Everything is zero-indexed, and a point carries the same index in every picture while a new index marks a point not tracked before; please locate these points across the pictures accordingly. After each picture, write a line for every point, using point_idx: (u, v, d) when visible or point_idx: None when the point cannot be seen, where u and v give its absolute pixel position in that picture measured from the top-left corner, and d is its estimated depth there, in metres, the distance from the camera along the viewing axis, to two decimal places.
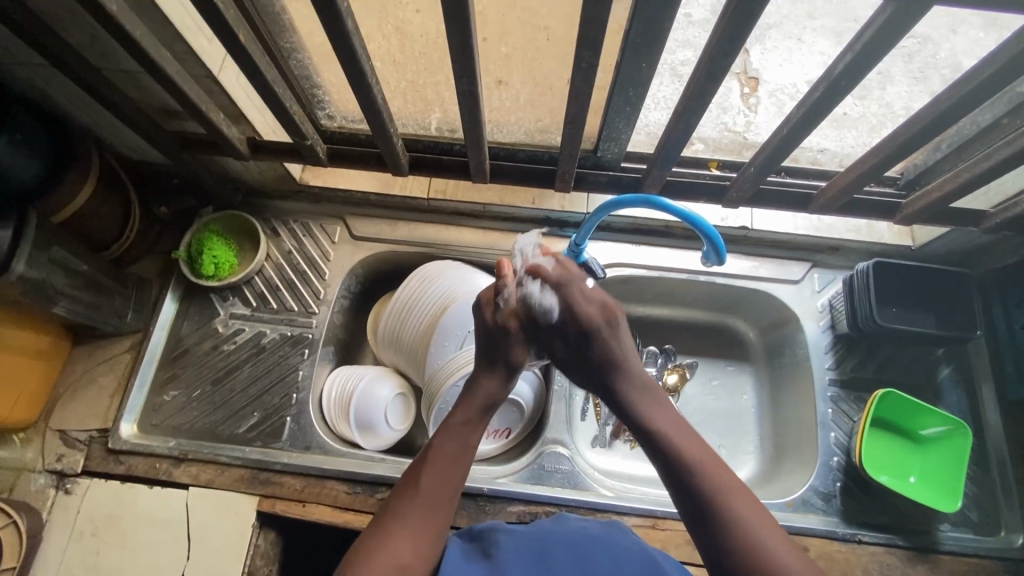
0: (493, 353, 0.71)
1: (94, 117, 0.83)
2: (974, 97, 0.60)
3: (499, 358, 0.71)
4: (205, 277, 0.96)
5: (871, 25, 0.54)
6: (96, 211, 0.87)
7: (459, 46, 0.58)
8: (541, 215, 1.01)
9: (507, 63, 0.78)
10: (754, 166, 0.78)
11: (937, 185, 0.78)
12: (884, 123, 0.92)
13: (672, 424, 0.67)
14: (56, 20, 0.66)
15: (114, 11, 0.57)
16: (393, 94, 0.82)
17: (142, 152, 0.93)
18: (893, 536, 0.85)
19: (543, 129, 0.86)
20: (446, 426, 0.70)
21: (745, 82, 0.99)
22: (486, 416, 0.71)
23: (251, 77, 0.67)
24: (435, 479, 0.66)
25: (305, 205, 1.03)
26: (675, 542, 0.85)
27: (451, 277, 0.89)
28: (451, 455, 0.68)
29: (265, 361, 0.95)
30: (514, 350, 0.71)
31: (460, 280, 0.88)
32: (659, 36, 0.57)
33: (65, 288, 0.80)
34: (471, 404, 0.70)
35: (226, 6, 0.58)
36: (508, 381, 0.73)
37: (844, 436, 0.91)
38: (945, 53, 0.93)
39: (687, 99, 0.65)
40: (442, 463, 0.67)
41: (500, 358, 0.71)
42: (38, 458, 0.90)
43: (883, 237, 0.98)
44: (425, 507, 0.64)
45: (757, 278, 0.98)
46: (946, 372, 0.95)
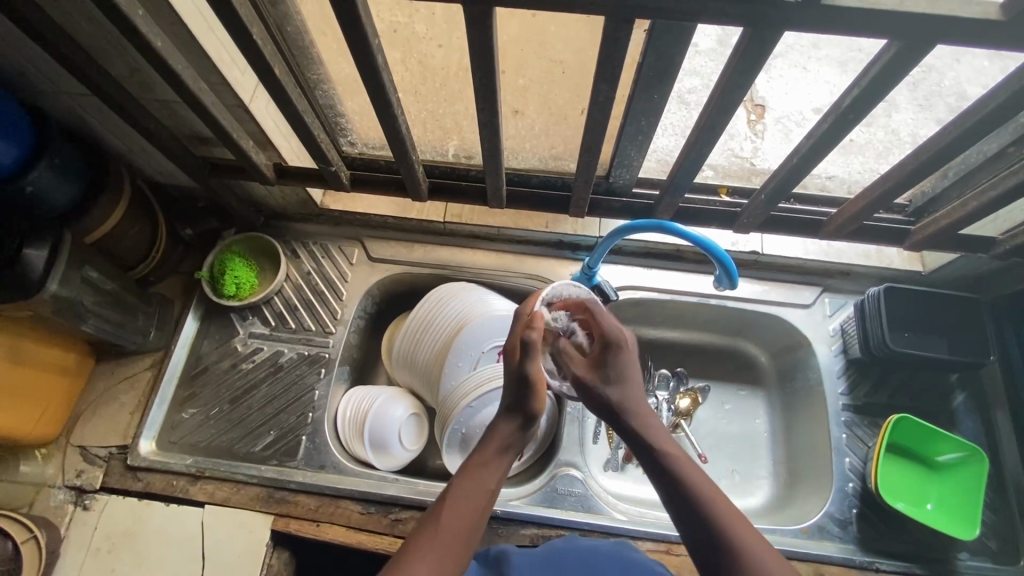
0: (518, 398, 0.65)
1: (128, 143, 0.86)
2: (978, 129, 0.62)
3: (520, 405, 0.65)
4: (226, 297, 0.98)
5: (875, 63, 0.56)
6: (125, 232, 0.90)
7: (482, 79, 0.61)
8: (554, 238, 1.03)
9: (523, 95, 0.82)
10: (765, 194, 0.80)
11: (946, 213, 0.80)
12: (891, 149, 0.95)
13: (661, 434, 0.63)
14: (100, 53, 0.69)
15: (158, 47, 0.61)
16: (414, 122, 0.86)
17: (170, 176, 0.97)
18: (911, 565, 0.84)
19: (557, 156, 0.89)
20: (485, 452, 0.63)
21: (752, 109, 1.01)
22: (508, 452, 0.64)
23: (282, 108, 0.70)
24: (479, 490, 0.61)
25: (324, 229, 1.06)
26: (689, 568, 0.84)
27: (464, 301, 0.90)
28: (486, 488, 0.61)
29: (283, 380, 0.97)
30: (535, 402, 0.65)
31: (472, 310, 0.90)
32: (671, 70, 0.59)
33: (93, 307, 0.83)
34: (487, 441, 0.64)
35: (263, 43, 0.62)
36: (525, 426, 0.65)
37: (859, 462, 0.91)
38: (949, 82, 0.96)
39: (699, 130, 0.67)
40: (477, 494, 0.60)
41: (521, 405, 0.65)
42: (58, 473, 0.91)
43: (892, 262, 0.99)
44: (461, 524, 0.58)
45: (768, 302, 0.99)
46: (960, 398, 0.95)
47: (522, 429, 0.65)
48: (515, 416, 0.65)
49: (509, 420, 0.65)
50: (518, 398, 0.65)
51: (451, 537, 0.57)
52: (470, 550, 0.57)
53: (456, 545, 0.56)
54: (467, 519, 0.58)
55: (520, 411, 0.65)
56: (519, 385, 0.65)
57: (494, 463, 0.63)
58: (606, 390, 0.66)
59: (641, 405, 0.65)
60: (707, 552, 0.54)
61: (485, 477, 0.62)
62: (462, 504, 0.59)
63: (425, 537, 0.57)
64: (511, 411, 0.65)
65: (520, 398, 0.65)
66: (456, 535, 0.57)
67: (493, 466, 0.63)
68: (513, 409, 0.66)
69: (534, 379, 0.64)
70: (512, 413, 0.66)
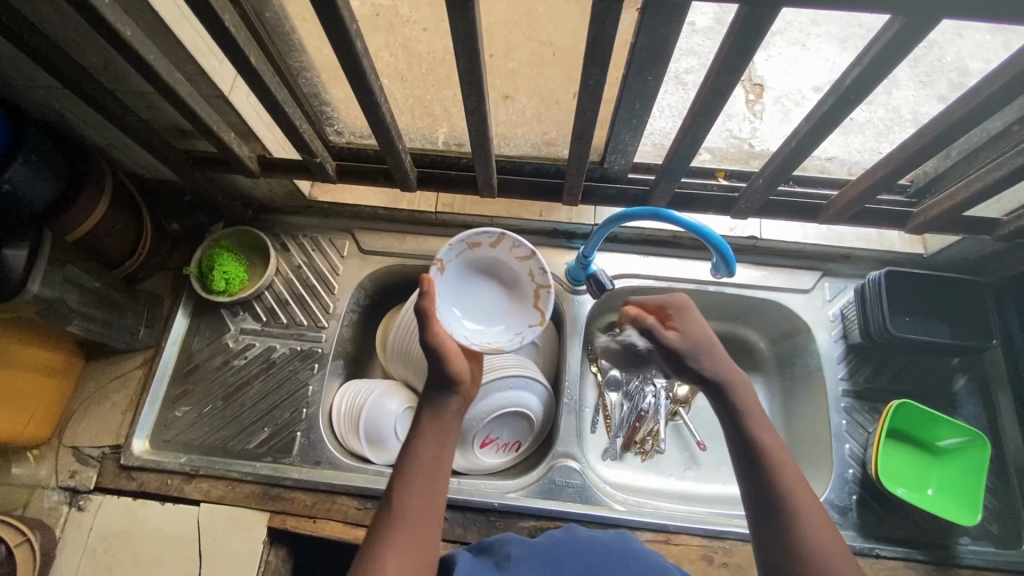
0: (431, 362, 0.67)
1: (107, 137, 0.84)
2: (985, 108, 0.60)
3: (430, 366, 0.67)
4: (215, 293, 0.96)
5: (878, 40, 0.54)
6: (109, 229, 0.88)
7: (467, 65, 0.59)
8: (548, 227, 1.01)
9: (513, 79, 0.79)
10: (763, 177, 0.78)
11: (950, 194, 0.77)
12: (891, 128, 0.93)
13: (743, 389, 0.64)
14: (70, 43, 0.67)
15: (128, 36, 0.58)
16: (400, 110, 0.83)
17: (154, 170, 0.95)
18: (912, 551, 0.84)
19: (550, 142, 0.85)
20: (421, 428, 0.64)
21: (749, 89, 0.99)
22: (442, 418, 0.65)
23: (262, 98, 0.68)
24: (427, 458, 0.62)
25: (314, 220, 1.04)
26: (689, 558, 0.84)
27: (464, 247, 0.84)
28: (436, 456, 0.62)
29: (276, 376, 0.95)
30: (449, 366, 0.67)
31: (481, 270, 0.88)
32: (666, 50, 0.56)
33: (78, 306, 0.81)
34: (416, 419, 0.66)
35: (237, 30, 0.59)
36: (444, 390, 0.67)
37: (859, 448, 0.90)
38: (951, 57, 0.93)
39: (694, 113, 0.65)
40: (424, 466, 0.61)
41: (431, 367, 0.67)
42: (51, 474, 0.90)
43: (894, 245, 0.97)
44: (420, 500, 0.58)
45: (768, 288, 0.97)
46: (962, 381, 0.94)
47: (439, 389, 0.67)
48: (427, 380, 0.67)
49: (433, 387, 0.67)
50: (432, 363, 0.67)
51: (415, 519, 0.57)
52: (432, 523, 0.58)
53: (418, 522, 0.57)
54: (422, 491, 0.59)
55: (437, 378, 0.67)
56: (428, 356, 0.67)
57: (434, 432, 0.64)
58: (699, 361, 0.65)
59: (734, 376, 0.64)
60: (761, 499, 0.57)
61: (428, 448, 0.62)
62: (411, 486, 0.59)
63: (386, 529, 0.56)
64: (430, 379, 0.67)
65: (434, 366, 0.67)
66: (413, 514, 0.57)
67: (427, 438, 0.63)
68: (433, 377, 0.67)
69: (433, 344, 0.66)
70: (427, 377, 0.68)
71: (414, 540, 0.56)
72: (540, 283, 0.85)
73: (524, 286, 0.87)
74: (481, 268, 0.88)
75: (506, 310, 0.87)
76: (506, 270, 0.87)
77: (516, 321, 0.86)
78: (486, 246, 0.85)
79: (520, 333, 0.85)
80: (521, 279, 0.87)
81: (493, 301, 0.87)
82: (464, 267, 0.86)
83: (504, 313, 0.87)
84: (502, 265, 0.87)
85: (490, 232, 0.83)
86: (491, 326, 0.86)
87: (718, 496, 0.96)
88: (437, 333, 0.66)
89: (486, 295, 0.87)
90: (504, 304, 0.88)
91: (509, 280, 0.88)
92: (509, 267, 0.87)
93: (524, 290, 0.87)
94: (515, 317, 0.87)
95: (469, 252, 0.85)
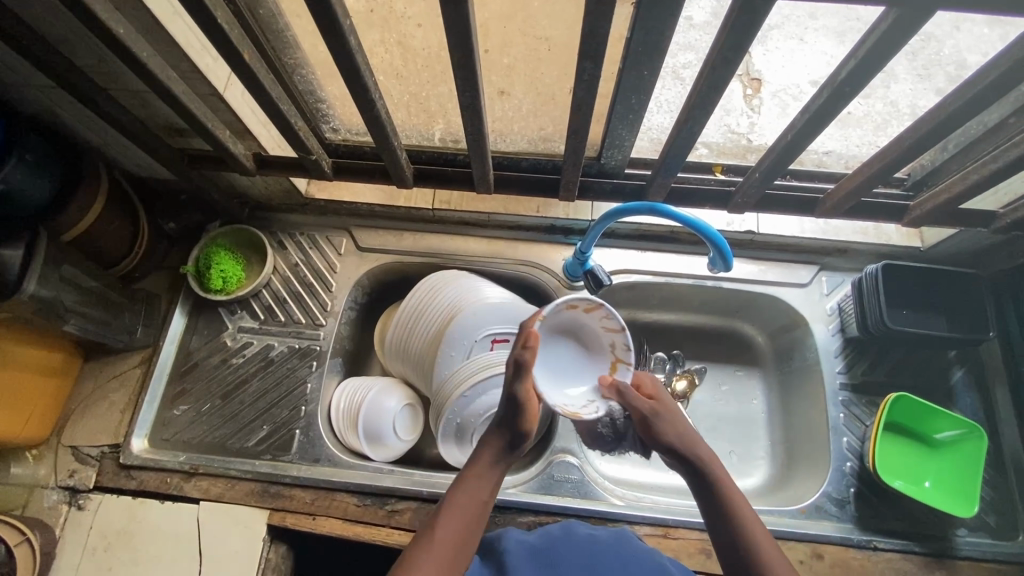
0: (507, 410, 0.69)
1: (102, 136, 0.84)
2: (981, 100, 0.59)
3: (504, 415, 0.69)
4: (213, 291, 0.96)
5: (872, 32, 0.54)
6: (105, 228, 0.88)
7: (461, 60, 0.58)
8: (545, 223, 1.01)
9: (508, 74, 0.79)
10: (759, 171, 0.78)
11: (947, 187, 0.77)
12: (889, 121, 0.92)
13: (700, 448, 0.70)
14: (63, 41, 0.66)
15: (120, 34, 0.58)
16: (396, 106, 0.83)
17: (150, 169, 0.94)
18: (909, 543, 0.84)
19: (546, 138, 0.86)
20: (479, 465, 0.67)
21: (748, 83, 0.99)
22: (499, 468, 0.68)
23: (256, 94, 0.68)
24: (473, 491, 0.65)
25: (311, 218, 1.04)
26: (687, 552, 0.84)
27: (557, 310, 0.76)
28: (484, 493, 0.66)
29: (274, 374, 0.95)
30: (525, 422, 0.69)
31: (564, 329, 0.79)
32: (661, 44, 0.56)
33: (74, 306, 0.81)
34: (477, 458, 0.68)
35: (230, 26, 0.59)
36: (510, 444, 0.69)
37: (856, 441, 0.90)
38: (948, 50, 0.93)
39: (689, 107, 0.65)
40: (471, 500, 0.64)
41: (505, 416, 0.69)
42: (50, 474, 0.90)
43: (891, 238, 0.97)
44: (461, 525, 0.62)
45: (765, 283, 0.97)
46: (959, 374, 0.94)
47: (512, 443, 0.69)
48: (504, 434, 0.69)
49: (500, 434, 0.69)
50: (509, 415, 0.69)
51: (452, 541, 0.60)
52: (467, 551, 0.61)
53: (448, 558, 0.59)
54: (465, 519, 0.63)
55: (509, 429, 0.69)
56: (510, 406, 0.69)
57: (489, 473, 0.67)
58: (665, 430, 0.72)
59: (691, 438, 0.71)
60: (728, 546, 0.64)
61: (480, 485, 0.66)
62: (445, 527, 0.61)
63: (415, 560, 0.58)
64: (503, 426, 0.69)
65: (510, 418, 0.69)
66: (444, 554, 0.59)
67: (471, 486, 0.65)
68: (504, 424, 0.69)
69: (522, 398, 0.68)
70: (503, 425, 0.69)
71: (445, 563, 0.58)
72: (622, 357, 0.77)
73: (604, 353, 0.79)
74: (564, 327, 0.78)
75: (583, 376, 0.79)
76: (588, 334, 0.79)
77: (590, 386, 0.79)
78: (581, 309, 0.76)
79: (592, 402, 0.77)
80: (603, 347, 0.78)
81: (572, 365, 0.79)
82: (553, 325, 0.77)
83: (582, 379, 0.79)
84: (587, 329, 0.79)
85: (589, 298, 0.74)
86: (567, 387, 0.78)
87: None
88: (529, 388, 0.68)
89: (566, 355, 0.79)
90: (585, 370, 0.79)
91: (590, 344, 0.79)
92: (593, 333, 0.79)
93: (602, 357, 0.79)
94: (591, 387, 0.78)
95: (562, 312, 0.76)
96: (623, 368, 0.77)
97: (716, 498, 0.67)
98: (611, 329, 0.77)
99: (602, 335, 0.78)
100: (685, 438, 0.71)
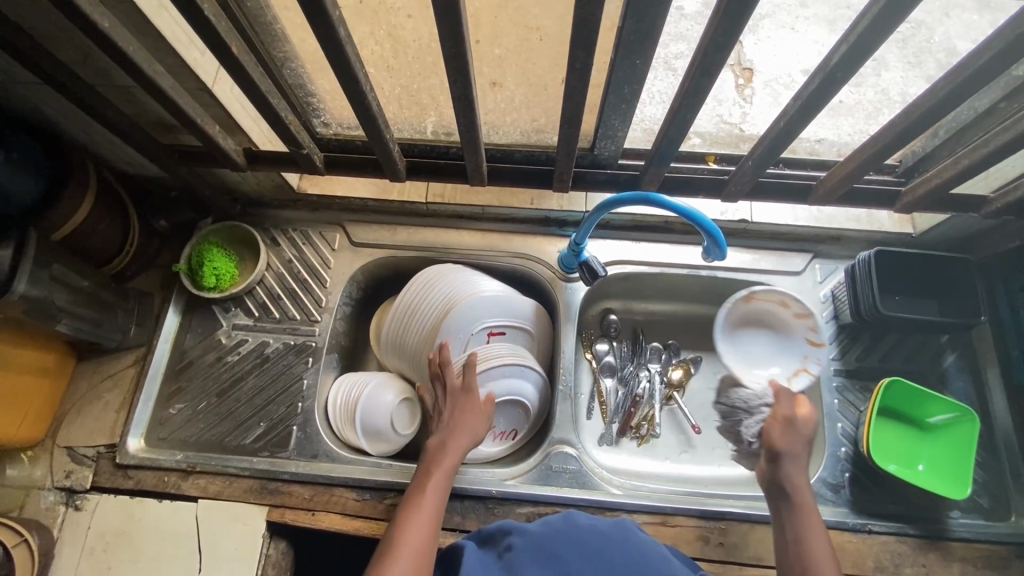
0: (468, 415, 0.82)
1: (90, 133, 0.83)
2: (972, 84, 0.59)
3: (468, 420, 0.82)
4: (206, 289, 0.95)
5: (864, 16, 0.53)
6: (95, 226, 0.87)
7: (452, 51, 0.58)
8: (540, 215, 1.01)
9: (500, 65, 0.78)
10: (752, 160, 0.78)
11: (938, 172, 0.78)
12: (880, 108, 0.92)
13: (798, 450, 0.73)
14: (48, 36, 0.65)
15: (105, 28, 0.57)
16: (387, 99, 0.82)
17: (139, 166, 0.93)
18: (904, 526, 0.85)
19: (539, 129, 0.86)
20: (441, 465, 0.78)
21: (739, 73, 0.99)
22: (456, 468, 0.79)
23: (245, 88, 0.67)
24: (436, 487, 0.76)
25: (303, 213, 1.04)
26: (685, 538, 0.85)
27: (767, 297, 0.93)
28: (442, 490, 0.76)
29: (270, 371, 0.95)
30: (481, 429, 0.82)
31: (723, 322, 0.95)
32: (653, 32, 0.56)
33: (66, 305, 0.80)
34: (444, 456, 0.79)
35: (217, 18, 0.58)
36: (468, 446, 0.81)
37: (851, 427, 0.91)
38: (939, 37, 0.93)
39: (682, 96, 0.65)
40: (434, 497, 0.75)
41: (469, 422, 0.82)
42: (46, 475, 0.90)
43: (883, 225, 0.98)
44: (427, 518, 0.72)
45: (759, 271, 0.98)
46: (951, 358, 0.95)
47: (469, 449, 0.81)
48: (466, 437, 0.81)
49: (459, 437, 0.81)
50: (470, 422, 0.82)
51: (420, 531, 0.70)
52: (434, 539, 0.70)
53: (418, 545, 0.68)
54: (429, 512, 0.73)
55: (470, 433, 0.81)
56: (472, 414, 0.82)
57: (449, 470, 0.78)
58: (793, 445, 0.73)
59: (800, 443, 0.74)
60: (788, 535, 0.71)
61: (439, 483, 0.76)
62: (424, 513, 0.72)
63: (393, 548, 0.67)
64: (463, 431, 0.81)
65: (472, 425, 0.82)
66: (415, 540, 0.69)
67: (438, 484, 0.76)
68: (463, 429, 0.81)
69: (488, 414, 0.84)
70: (465, 433, 0.81)
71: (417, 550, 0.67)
72: (809, 366, 0.92)
73: (794, 333, 0.95)
74: (758, 316, 0.96)
75: (738, 366, 0.94)
76: (795, 338, 0.94)
77: (791, 362, 0.94)
78: (778, 302, 0.93)
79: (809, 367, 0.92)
80: (800, 346, 0.94)
81: (746, 357, 0.94)
82: (735, 317, 0.95)
83: (775, 361, 0.94)
84: (781, 322, 0.95)
85: (781, 292, 0.92)
86: (787, 369, 0.93)
87: (713, 477, 0.97)
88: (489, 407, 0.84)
89: (753, 342, 0.96)
90: (741, 360, 0.94)
91: (780, 329, 0.96)
92: (779, 318, 0.95)
93: (795, 341, 0.94)
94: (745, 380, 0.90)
95: (756, 302, 0.94)
96: (804, 374, 0.92)
97: (798, 517, 0.70)
98: (816, 343, 0.93)
99: (788, 317, 0.94)
100: (797, 458, 0.73)
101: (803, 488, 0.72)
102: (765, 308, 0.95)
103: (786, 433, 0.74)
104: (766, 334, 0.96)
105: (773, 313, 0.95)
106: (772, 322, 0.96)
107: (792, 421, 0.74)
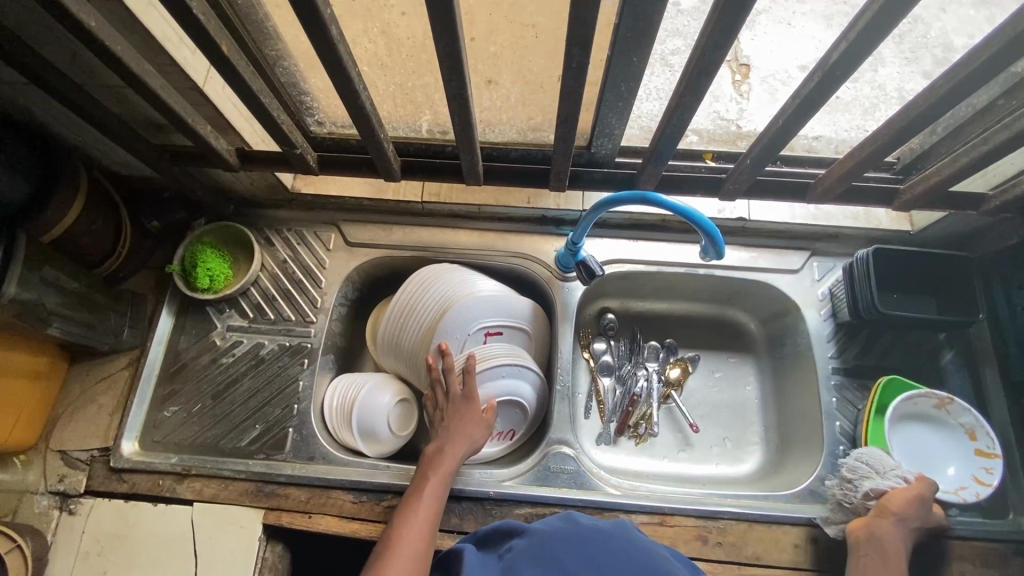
0: (468, 421, 0.83)
1: (80, 133, 0.81)
2: (972, 81, 0.59)
3: (467, 428, 0.82)
4: (200, 290, 0.94)
5: (864, 13, 0.53)
6: (86, 228, 0.86)
7: (447, 49, 0.57)
8: (536, 214, 1.00)
9: (495, 62, 0.77)
10: (750, 158, 0.77)
11: (937, 169, 0.77)
12: (877, 104, 0.92)
13: (904, 519, 0.78)
14: (35, 35, 0.64)
15: (91, 26, 0.56)
16: (382, 98, 0.81)
17: (131, 167, 0.92)
18: None
19: (535, 128, 0.85)
20: (437, 472, 0.79)
21: (737, 69, 0.98)
22: (452, 474, 0.80)
23: (236, 88, 0.66)
24: (432, 492, 0.77)
25: (297, 213, 1.03)
26: (683, 539, 0.85)
27: (963, 413, 0.88)
28: (437, 496, 0.77)
29: (265, 373, 0.94)
30: (478, 436, 0.83)
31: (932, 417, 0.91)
32: (650, 29, 0.55)
33: (57, 308, 0.79)
34: (442, 460, 0.80)
35: (206, 17, 0.57)
36: (467, 453, 0.82)
37: (849, 425, 0.91)
38: (936, 32, 0.93)
39: (679, 94, 0.64)
40: (430, 503, 0.76)
41: (467, 429, 0.82)
42: (40, 479, 0.89)
43: (881, 223, 0.97)
44: (423, 523, 0.73)
45: (757, 269, 0.98)
46: (949, 356, 0.95)
47: (467, 456, 0.82)
48: (465, 444, 0.82)
49: (458, 443, 0.82)
50: (469, 430, 0.83)
51: (415, 539, 0.71)
52: (430, 544, 0.72)
53: (414, 552, 0.69)
54: (425, 518, 0.74)
55: (469, 441, 0.82)
56: (471, 422, 0.83)
57: (444, 475, 0.79)
58: (906, 515, 0.78)
59: (910, 517, 0.78)
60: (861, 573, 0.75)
61: (433, 489, 0.77)
62: (420, 520, 0.73)
63: (390, 555, 0.68)
64: (461, 438, 0.82)
65: (471, 433, 0.83)
66: (412, 547, 0.70)
67: (434, 489, 0.77)
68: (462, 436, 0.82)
69: (489, 422, 0.84)
70: (464, 441, 0.82)
71: (412, 556, 0.69)
72: (960, 494, 0.85)
73: (963, 465, 0.88)
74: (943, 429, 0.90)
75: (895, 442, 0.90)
76: (962, 466, 0.88)
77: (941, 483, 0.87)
78: (968, 427, 0.88)
79: (958, 494, 0.85)
80: (962, 475, 0.87)
81: (916, 455, 0.90)
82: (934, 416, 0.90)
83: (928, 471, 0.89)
84: (954, 443, 0.89)
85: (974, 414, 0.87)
86: (941, 482, 0.88)
87: (711, 476, 0.97)
88: (489, 416, 0.85)
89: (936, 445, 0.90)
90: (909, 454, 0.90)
91: (950, 452, 0.89)
92: (955, 443, 0.89)
93: (958, 471, 0.88)
94: (888, 453, 0.85)
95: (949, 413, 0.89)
96: (952, 494, 0.85)
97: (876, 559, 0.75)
98: (981, 481, 0.86)
99: (966, 448, 0.88)
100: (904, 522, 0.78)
101: (896, 554, 0.76)
102: (953, 428, 0.89)
103: (909, 501, 0.79)
104: (930, 447, 0.90)
105: (951, 436, 0.89)
106: (946, 446, 0.90)
107: (921, 500, 0.79)
